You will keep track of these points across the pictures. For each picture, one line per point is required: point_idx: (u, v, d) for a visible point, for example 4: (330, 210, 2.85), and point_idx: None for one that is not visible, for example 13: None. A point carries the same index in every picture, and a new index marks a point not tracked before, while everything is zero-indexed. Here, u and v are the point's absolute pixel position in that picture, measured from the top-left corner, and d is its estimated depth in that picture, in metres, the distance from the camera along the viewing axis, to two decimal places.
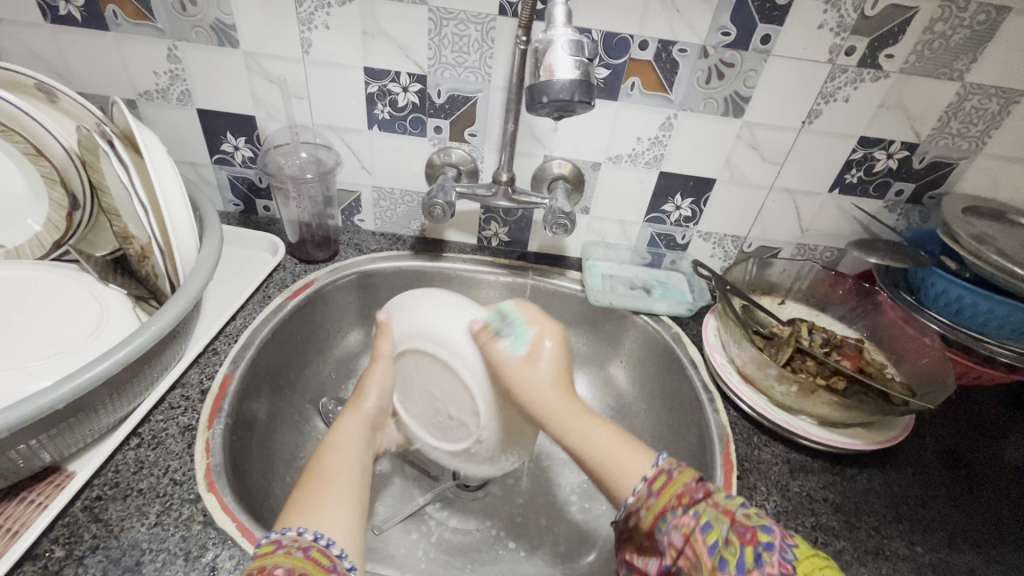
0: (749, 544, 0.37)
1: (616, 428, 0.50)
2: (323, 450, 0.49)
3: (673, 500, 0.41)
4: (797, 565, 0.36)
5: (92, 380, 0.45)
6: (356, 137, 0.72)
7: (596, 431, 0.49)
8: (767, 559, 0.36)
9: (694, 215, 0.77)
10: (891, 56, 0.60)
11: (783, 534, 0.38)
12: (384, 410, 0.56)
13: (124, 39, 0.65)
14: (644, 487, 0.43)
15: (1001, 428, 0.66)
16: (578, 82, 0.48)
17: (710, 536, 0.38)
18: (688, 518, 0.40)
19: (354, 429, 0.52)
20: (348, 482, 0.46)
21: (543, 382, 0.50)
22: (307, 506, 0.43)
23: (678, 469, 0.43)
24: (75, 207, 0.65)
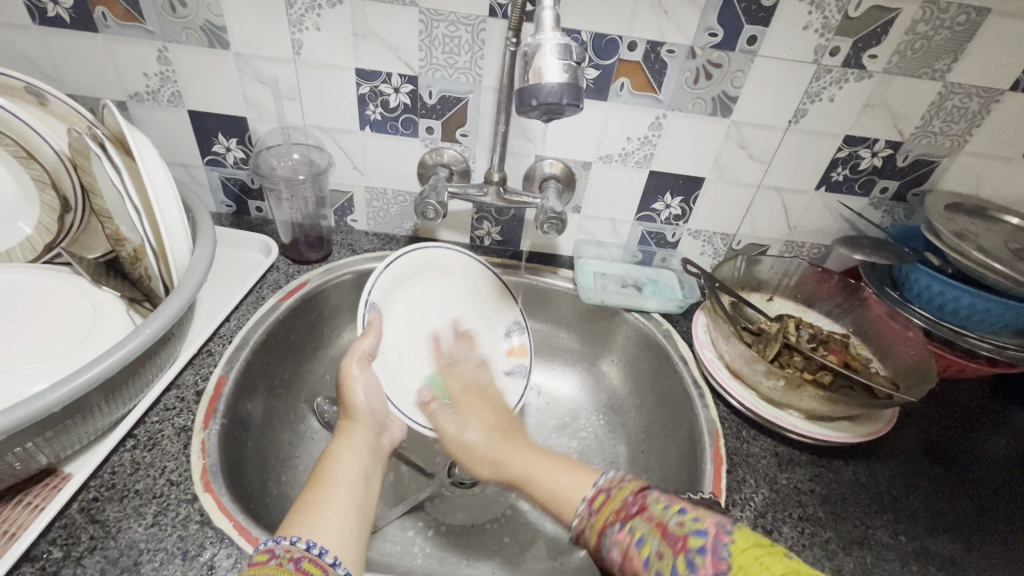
0: (680, 552, 0.35)
1: (559, 459, 0.50)
2: (327, 458, 0.51)
3: (610, 517, 0.41)
4: (730, 564, 0.33)
5: (87, 383, 0.45)
6: (348, 138, 0.73)
7: (537, 468, 0.50)
8: (699, 563, 0.34)
9: (684, 213, 0.78)
10: (875, 57, 0.62)
11: (718, 532, 0.35)
12: (375, 413, 0.58)
13: (113, 41, 0.65)
14: (585, 509, 0.44)
15: (982, 419, 0.68)
16: (567, 86, 0.49)
17: (644, 552, 0.37)
18: (623, 534, 0.39)
19: (359, 437, 0.55)
20: (345, 485, 0.48)
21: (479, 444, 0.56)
22: (304, 513, 0.44)
23: (617, 486, 0.43)
24: (66, 210, 0.65)
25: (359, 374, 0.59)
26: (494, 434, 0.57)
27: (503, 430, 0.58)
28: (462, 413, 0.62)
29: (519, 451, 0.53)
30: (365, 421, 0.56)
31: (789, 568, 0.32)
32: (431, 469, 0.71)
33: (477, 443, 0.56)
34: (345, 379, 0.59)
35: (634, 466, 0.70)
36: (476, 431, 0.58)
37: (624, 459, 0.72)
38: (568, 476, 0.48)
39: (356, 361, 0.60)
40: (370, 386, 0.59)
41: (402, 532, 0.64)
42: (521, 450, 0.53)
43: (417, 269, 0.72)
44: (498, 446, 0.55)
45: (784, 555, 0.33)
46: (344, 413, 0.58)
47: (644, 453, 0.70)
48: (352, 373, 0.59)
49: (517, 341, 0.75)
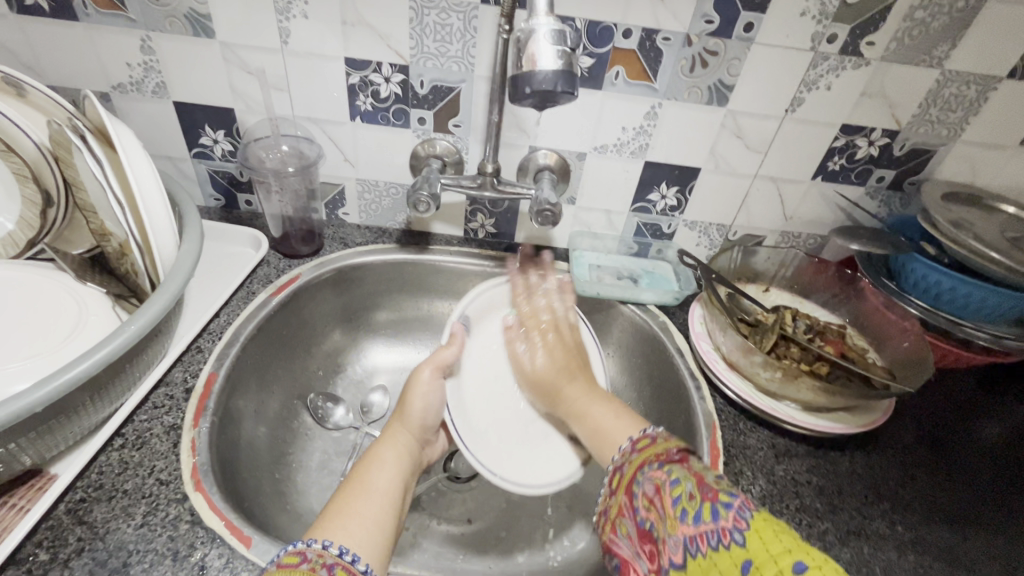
0: (708, 500, 0.37)
1: (610, 403, 0.57)
2: (366, 462, 0.52)
3: (653, 457, 0.44)
4: (750, 523, 0.35)
5: (71, 383, 0.44)
6: (338, 129, 0.71)
7: (591, 410, 0.57)
8: (723, 514, 0.36)
9: (679, 204, 0.77)
10: (872, 44, 0.61)
11: (747, 499, 0.37)
12: (426, 425, 0.59)
13: (94, 30, 0.63)
14: (631, 447, 0.48)
15: (977, 408, 0.68)
16: (562, 73, 0.48)
17: (675, 489, 0.40)
18: (661, 473, 0.42)
19: (401, 441, 0.56)
20: (378, 491, 0.47)
21: (542, 370, 0.65)
22: (338, 515, 0.43)
23: (665, 438, 0.46)
24: (48, 204, 0.63)
25: (427, 379, 0.61)
26: (558, 365, 0.64)
27: (570, 361, 0.64)
28: (530, 342, 0.68)
29: (579, 390, 0.61)
30: (412, 428, 0.58)
31: (804, 548, 0.33)
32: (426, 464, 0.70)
33: (541, 372, 0.65)
34: (414, 381, 0.61)
35: None
36: (545, 358, 0.65)
37: None
38: (617, 421, 0.54)
39: (431, 366, 0.61)
40: (431, 397, 0.60)
41: None
42: (577, 389, 0.61)
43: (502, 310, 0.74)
44: (560, 381, 0.63)
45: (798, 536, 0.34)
46: (396, 413, 0.59)
47: None
48: (421, 378, 0.61)
49: None
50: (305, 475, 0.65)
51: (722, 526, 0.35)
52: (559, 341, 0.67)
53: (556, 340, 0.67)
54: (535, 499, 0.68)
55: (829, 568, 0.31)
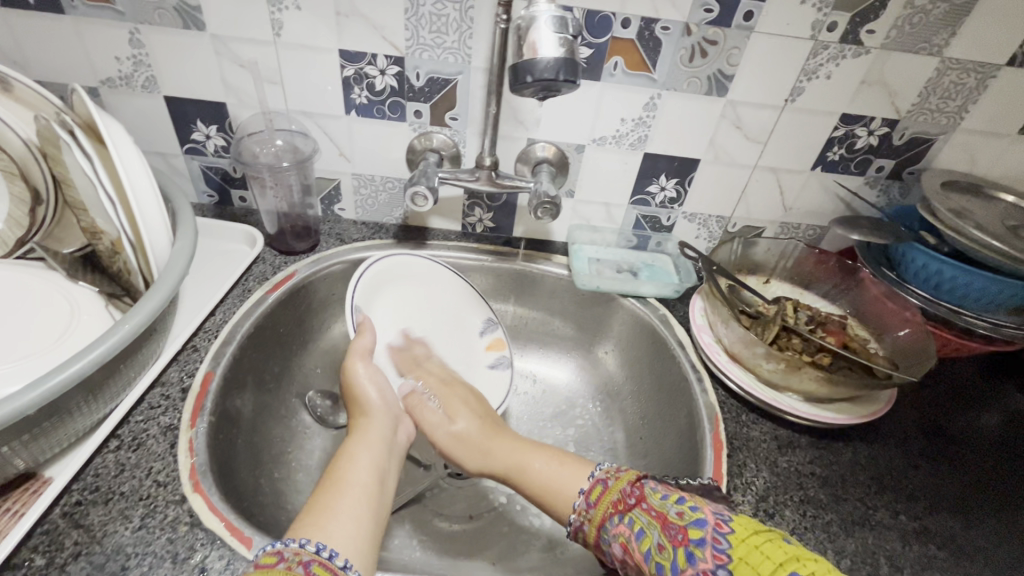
0: (680, 544, 0.37)
1: (550, 451, 0.54)
2: (341, 457, 0.50)
3: (609, 509, 0.44)
4: (730, 554, 0.35)
5: (65, 383, 0.43)
6: (333, 123, 0.70)
7: (529, 459, 0.54)
8: (699, 554, 0.36)
9: (679, 196, 0.76)
10: (872, 32, 0.60)
11: (715, 524, 0.38)
12: (388, 406, 0.57)
13: (82, 23, 0.62)
14: (582, 501, 0.47)
15: (978, 396, 0.68)
16: (563, 60, 0.47)
17: (644, 542, 0.40)
18: (623, 526, 0.42)
19: (373, 434, 0.53)
20: (359, 489, 0.46)
21: (467, 433, 0.59)
22: (316, 515, 0.42)
23: (613, 478, 0.47)
24: (38, 202, 0.61)
25: (363, 370, 0.58)
26: (483, 424, 0.60)
27: (490, 419, 0.61)
28: (445, 402, 0.63)
29: (509, 443, 0.57)
30: (380, 417, 0.55)
31: (791, 556, 0.34)
32: (428, 461, 0.70)
33: (467, 432, 0.59)
34: (348, 376, 0.58)
35: (633, 452, 0.70)
36: (465, 419, 0.61)
37: (623, 448, 0.71)
38: (559, 469, 0.52)
39: (361, 357, 0.58)
40: (377, 380, 0.58)
41: (400, 526, 0.63)
42: (508, 442, 0.57)
43: (399, 275, 0.72)
44: (489, 438, 0.58)
45: (776, 545, 0.35)
46: (356, 411, 0.56)
47: (643, 439, 0.70)
48: (357, 370, 0.58)
49: (494, 336, 0.76)
50: (305, 474, 0.65)
51: (703, 571, 0.35)
52: (470, 405, 0.63)
53: (476, 405, 0.63)
54: None
55: (821, 569, 0.33)
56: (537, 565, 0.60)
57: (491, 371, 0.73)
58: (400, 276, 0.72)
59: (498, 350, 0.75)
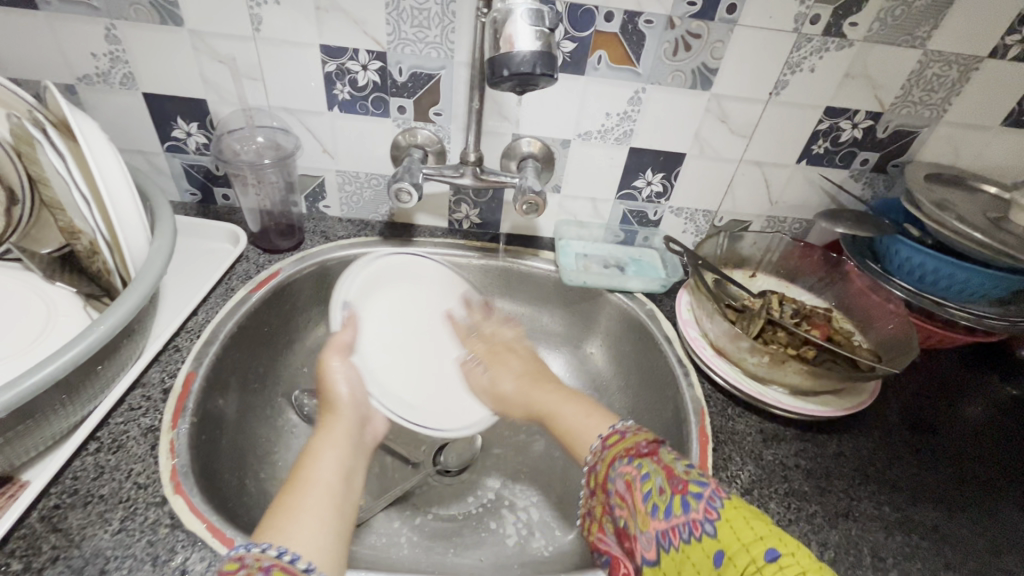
0: (679, 493, 0.38)
1: (582, 402, 0.54)
2: (306, 456, 0.49)
3: (621, 452, 0.44)
4: (722, 512, 0.36)
5: (38, 386, 0.42)
6: (316, 119, 0.70)
7: (563, 408, 0.54)
8: (694, 506, 0.37)
9: (665, 190, 0.76)
10: (855, 24, 0.60)
11: (716, 487, 0.38)
12: (359, 403, 0.56)
13: (56, 19, 0.61)
14: (599, 444, 0.46)
15: (962, 387, 0.69)
16: (540, 54, 0.47)
17: (646, 484, 0.40)
18: (631, 467, 0.42)
19: (339, 433, 0.52)
20: (322, 488, 0.45)
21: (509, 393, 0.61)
22: (278, 517, 0.41)
23: (632, 430, 0.46)
24: (13, 202, 0.60)
25: (339, 365, 0.58)
26: (525, 380, 0.62)
27: (533, 372, 0.63)
28: (490, 363, 0.67)
29: (551, 395, 0.58)
30: (348, 415, 0.54)
31: (776, 533, 0.34)
32: (416, 459, 0.69)
33: (507, 390, 0.62)
34: (325, 373, 0.57)
35: None
36: (507, 380, 0.63)
37: None
38: (588, 419, 0.51)
39: (335, 353, 0.58)
40: (351, 377, 0.58)
41: (387, 525, 0.62)
42: (549, 392, 0.58)
43: (394, 275, 0.72)
44: (526, 392, 0.60)
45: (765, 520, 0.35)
46: (325, 408, 0.55)
47: None
48: (331, 365, 0.57)
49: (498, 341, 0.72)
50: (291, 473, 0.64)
51: (693, 520, 0.36)
52: (517, 362, 0.65)
53: (523, 362, 0.65)
54: (524, 489, 0.68)
55: (802, 552, 0.32)
56: (524, 561, 0.60)
57: None
58: (399, 277, 0.72)
59: None
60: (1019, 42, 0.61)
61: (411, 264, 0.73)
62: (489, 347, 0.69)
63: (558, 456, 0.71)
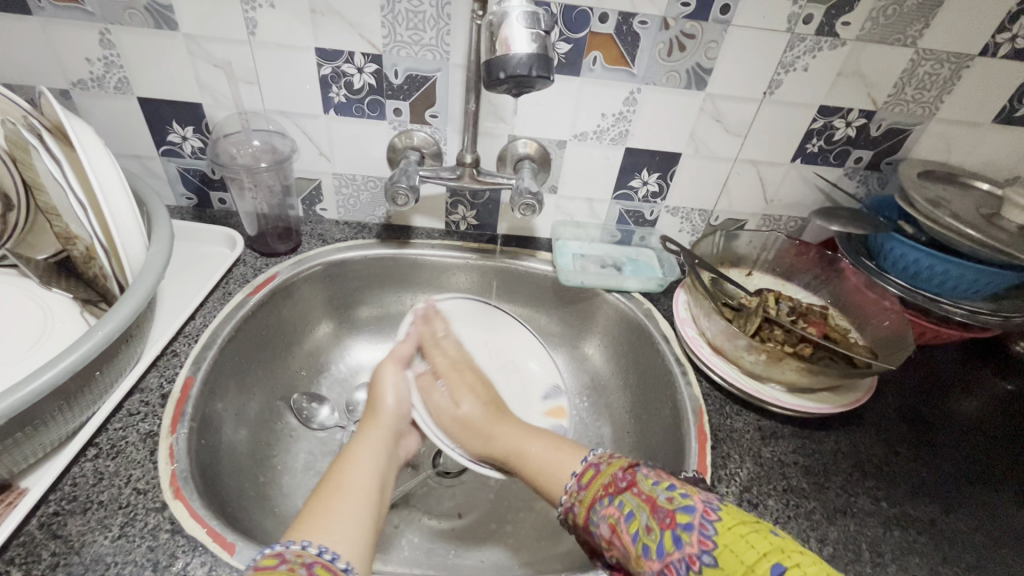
0: (667, 528, 0.38)
1: (549, 437, 0.55)
2: (344, 459, 0.50)
3: (600, 492, 0.45)
4: (717, 540, 0.36)
5: (36, 393, 0.42)
6: (311, 123, 0.70)
7: (528, 445, 0.54)
8: (686, 539, 0.37)
9: (661, 190, 0.76)
10: (848, 24, 0.61)
11: (704, 510, 0.38)
12: (402, 415, 0.57)
13: (51, 24, 0.60)
14: (574, 484, 0.48)
15: (957, 383, 0.70)
16: (536, 56, 0.47)
17: (632, 525, 0.40)
18: (613, 508, 0.42)
19: (376, 438, 0.53)
20: (359, 491, 0.46)
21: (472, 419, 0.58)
22: (318, 517, 0.42)
23: (607, 463, 0.47)
24: (8, 208, 0.60)
25: (393, 376, 0.59)
26: (489, 409, 0.59)
27: (493, 402, 0.60)
28: (451, 383, 0.62)
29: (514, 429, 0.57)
30: (387, 423, 0.55)
31: (775, 547, 0.34)
32: (416, 460, 0.69)
33: (473, 419, 0.58)
34: (377, 380, 0.59)
35: (619, 445, 0.70)
36: (468, 402, 0.60)
37: (609, 442, 0.71)
38: (558, 453, 0.52)
39: (393, 363, 0.61)
40: (401, 390, 0.59)
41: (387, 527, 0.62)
42: (512, 425, 0.57)
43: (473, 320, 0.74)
44: (493, 426, 0.57)
45: (764, 533, 0.35)
46: (369, 414, 0.57)
47: (629, 433, 0.70)
48: (388, 375, 0.59)
49: (556, 402, 0.70)
50: (291, 477, 0.64)
51: (690, 554, 0.36)
52: (478, 387, 0.62)
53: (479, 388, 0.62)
54: (524, 490, 0.68)
55: (804, 562, 0.33)
56: (524, 562, 0.60)
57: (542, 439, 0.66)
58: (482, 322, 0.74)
59: (556, 417, 0.68)
60: (1009, 40, 0.61)
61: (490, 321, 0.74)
62: (445, 366, 0.63)
63: None
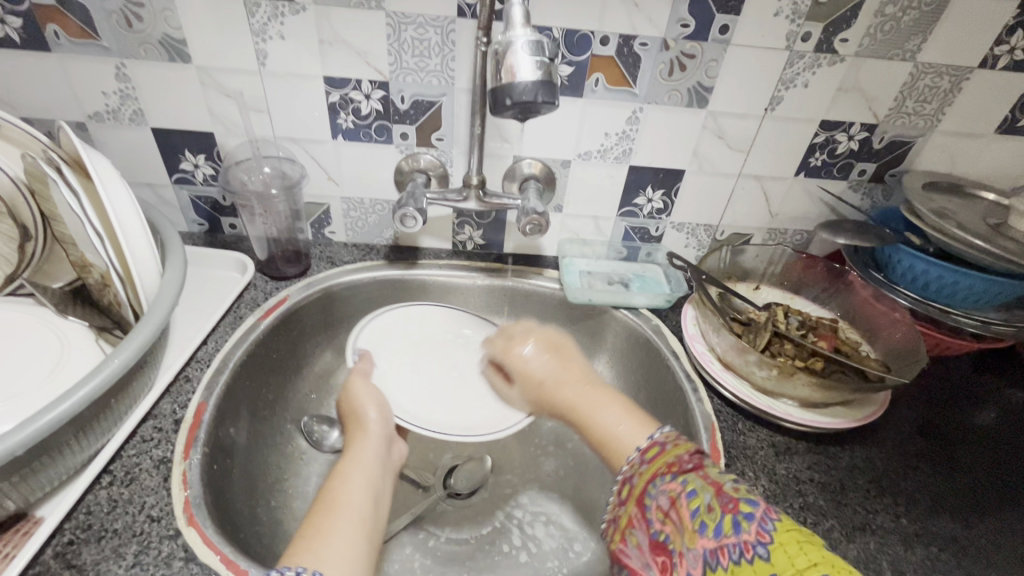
0: (729, 512, 0.35)
1: (618, 402, 0.50)
2: (335, 478, 0.49)
3: (662, 467, 0.41)
4: (775, 536, 0.34)
5: (54, 423, 0.43)
6: (320, 148, 0.71)
7: (597, 413, 0.50)
8: (745, 527, 0.34)
9: (666, 207, 0.77)
10: (846, 40, 0.62)
11: (768, 506, 0.36)
12: (388, 430, 0.57)
13: (67, 59, 0.62)
14: (637, 457, 0.44)
15: (973, 394, 0.69)
16: (541, 83, 0.48)
17: (693, 502, 0.37)
18: (674, 484, 0.39)
19: (370, 454, 0.53)
20: (354, 512, 0.46)
21: (541, 377, 0.57)
22: (309, 538, 0.42)
23: (673, 442, 0.43)
24: (27, 238, 0.61)
25: (363, 388, 0.60)
26: (556, 368, 0.56)
27: (562, 361, 0.56)
28: (523, 348, 0.60)
29: (570, 386, 0.53)
30: (375, 438, 0.55)
31: (829, 560, 0.32)
32: (426, 481, 0.69)
33: (541, 381, 0.56)
34: (348, 394, 0.59)
35: None
36: (534, 362, 0.58)
37: None
38: (626, 427, 0.47)
39: (359, 377, 0.61)
40: (377, 400, 0.59)
41: (399, 549, 0.62)
42: (584, 386, 0.53)
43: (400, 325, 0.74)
44: (557, 382, 0.55)
45: (823, 546, 0.33)
46: (354, 429, 0.57)
47: None
48: (359, 389, 0.59)
49: None
50: (303, 501, 0.64)
51: (748, 542, 0.34)
52: (544, 345, 0.59)
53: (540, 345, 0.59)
54: (535, 510, 0.68)
55: None
56: None
57: None
58: (404, 323, 0.74)
59: None
60: (1007, 52, 0.62)
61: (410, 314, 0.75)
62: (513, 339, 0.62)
63: (570, 478, 0.71)
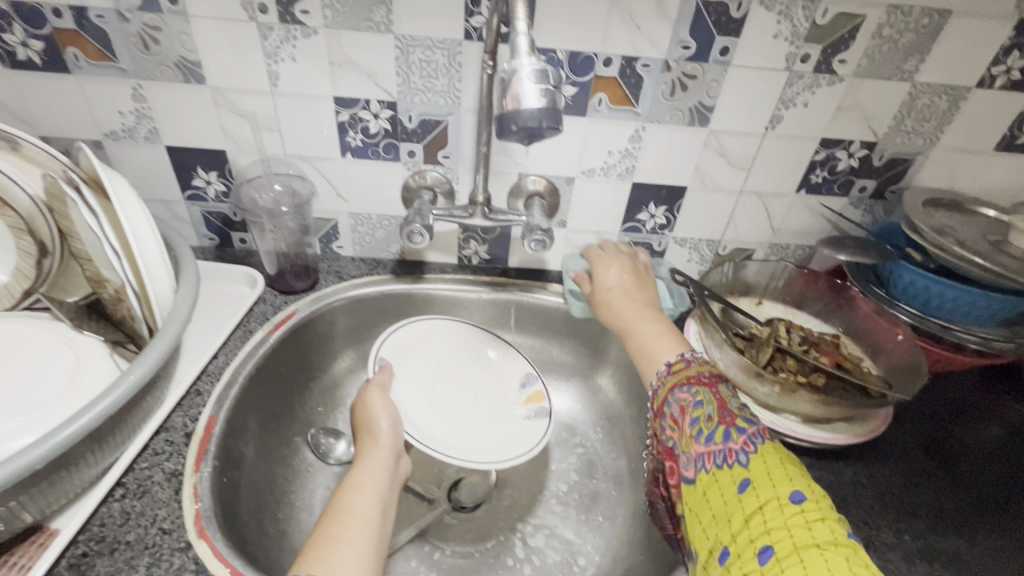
0: (724, 424, 0.44)
1: (661, 321, 0.59)
2: (345, 488, 0.51)
3: (682, 379, 0.49)
4: (757, 450, 0.42)
5: (72, 437, 0.44)
6: (329, 165, 0.72)
7: (639, 326, 0.59)
8: (734, 437, 0.43)
9: (669, 222, 0.78)
10: (844, 61, 0.63)
11: (760, 429, 0.44)
12: (397, 444, 0.58)
13: (86, 81, 0.64)
14: (665, 370, 0.52)
15: (977, 410, 0.69)
16: (546, 109, 0.49)
17: (698, 411, 0.46)
18: (687, 395, 0.47)
19: (381, 465, 0.54)
20: (361, 523, 0.48)
21: (609, 287, 0.64)
22: (320, 549, 0.44)
23: (697, 363, 0.51)
24: (44, 254, 0.63)
25: (379, 401, 0.61)
26: (627, 286, 0.64)
27: (637, 287, 0.64)
28: (608, 267, 0.66)
29: (634, 309, 0.61)
30: (385, 450, 0.56)
31: (804, 481, 0.40)
32: (431, 495, 0.69)
33: (609, 290, 0.64)
34: (362, 405, 0.61)
35: (635, 477, 0.70)
36: (614, 274, 0.65)
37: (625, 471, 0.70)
38: (661, 341, 0.56)
39: (377, 390, 0.62)
40: (391, 414, 0.60)
41: (405, 561, 0.62)
42: (641, 306, 0.61)
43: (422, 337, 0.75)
44: (620, 298, 0.62)
45: (800, 470, 0.41)
46: (366, 438, 0.58)
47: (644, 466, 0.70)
48: (373, 401, 0.60)
49: (533, 388, 0.73)
50: (310, 513, 0.65)
51: (731, 449, 0.42)
52: (624, 266, 0.66)
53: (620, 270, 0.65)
54: (539, 523, 0.68)
55: (824, 506, 0.38)
56: None
57: (528, 422, 0.69)
58: (428, 335, 0.76)
59: (537, 402, 0.71)
60: (1004, 73, 0.63)
61: (431, 326, 0.76)
62: (604, 256, 0.67)
63: (573, 492, 0.71)
